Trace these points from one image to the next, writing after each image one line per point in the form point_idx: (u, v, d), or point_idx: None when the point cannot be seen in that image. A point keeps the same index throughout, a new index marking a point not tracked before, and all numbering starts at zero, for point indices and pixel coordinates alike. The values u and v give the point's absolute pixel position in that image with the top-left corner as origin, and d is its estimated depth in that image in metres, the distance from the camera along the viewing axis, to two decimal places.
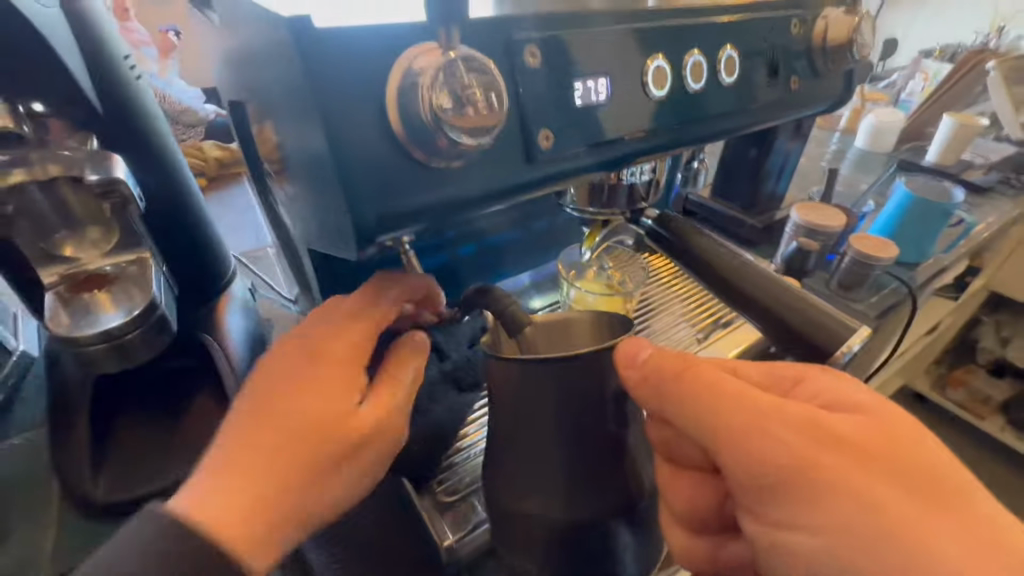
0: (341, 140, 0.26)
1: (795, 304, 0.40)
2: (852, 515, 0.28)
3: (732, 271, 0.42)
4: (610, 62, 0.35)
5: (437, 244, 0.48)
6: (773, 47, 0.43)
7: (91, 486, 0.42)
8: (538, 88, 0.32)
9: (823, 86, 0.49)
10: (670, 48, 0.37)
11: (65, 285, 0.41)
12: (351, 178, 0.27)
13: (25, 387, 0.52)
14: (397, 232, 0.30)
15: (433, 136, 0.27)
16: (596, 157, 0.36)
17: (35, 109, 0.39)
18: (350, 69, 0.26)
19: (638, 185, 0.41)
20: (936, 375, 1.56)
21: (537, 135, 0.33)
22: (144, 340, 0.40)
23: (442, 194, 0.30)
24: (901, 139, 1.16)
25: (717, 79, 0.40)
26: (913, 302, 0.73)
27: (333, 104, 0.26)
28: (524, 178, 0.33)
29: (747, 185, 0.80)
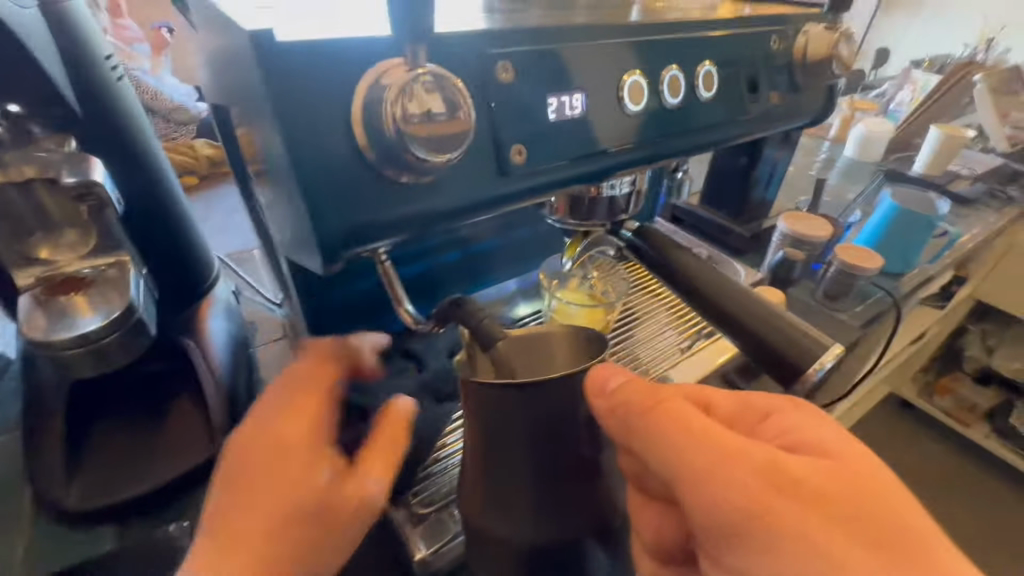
0: (307, 157, 0.26)
1: (766, 319, 0.39)
2: (808, 563, 0.27)
3: (706, 286, 0.41)
4: (588, 77, 0.35)
5: (419, 252, 0.48)
6: (754, 62, 0.43)
7: (63, 493, 0.42)
8: (513, 102, 0.32)
9: (806, 100, 0.49)
10: (649, 63, 0.37)
11: (42, 288, 0.41)
12: (316, 196, 0.27)
13: (1, 389, 0.51)
14: (366, 245, 0.30)
15: (400, 156, 0.27)
16: (571, 172, 0.36)
17: (13, 110, 0.38)
18: (317, 84, 0.26)
19: (619, 197, 0.41)
20: (922, 383, 1.58)
21: (509, 150, 0.32)
22: (122, 344, 0.40)
23: (410, 210, 0.30)
24: (890, 149, 1.18)
25: (696, 95, 0.40)
26: (898, 312, 0.74)
27: (298, 117, 0.26)
28: (497, 192, 0.33)
29: (735, 193, 0.80)
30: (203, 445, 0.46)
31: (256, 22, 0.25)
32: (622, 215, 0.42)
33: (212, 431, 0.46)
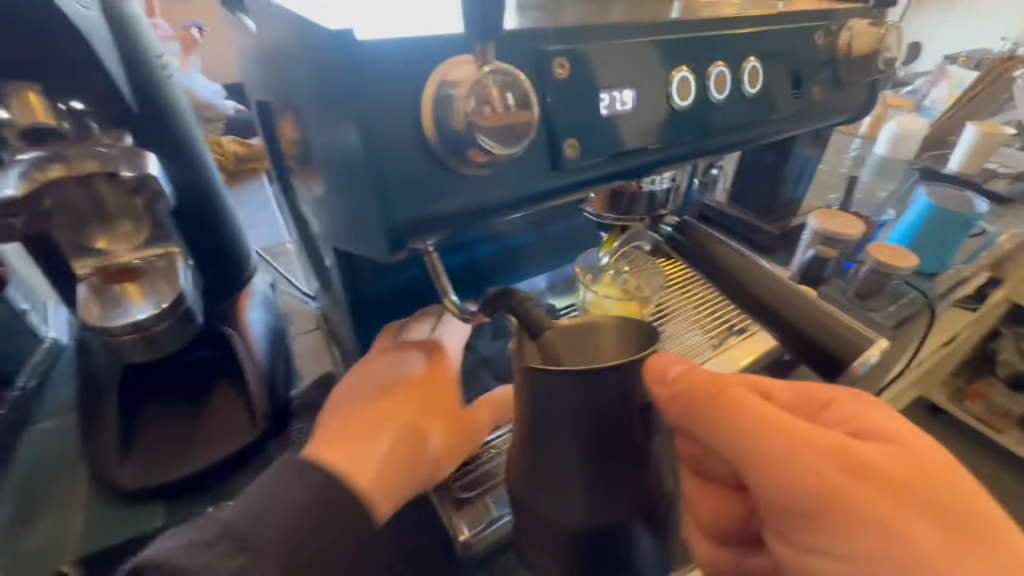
0: (379, 149, 0.27)
1: (811, 311, 0.40)
2: (883, 544, 0.28)
3: (751, 278, 0.42)
4: (637, 73, 0.35)
5: (461, 245, 0.48)
6: (797, 57, 0.43)
7: (118, 472, 0.44)
8: (567, 99, 0.33)
9: (847, 96, 0.49)
10: (694, 60, 0.38)
11: (97, 277, 0.43)
12: (385, 187, 0.28)
13: (55, 374, 0.54)
14: (425, 237, 0.31)
15: (467, 150, 0.28)
16: (618, 167, 0.37)
17: (75, 107, 0.40)
18: (388, 79, 0.27)
19: (659, 192, 0.41)
20: (952, 388, 1.54)
21: (563, 145, 0.33)
22: (172, 331, 0.42)
23: (470, 202, 0.31)
24: (923, 147, 1.15)
25: (740, 91, 0.41)
26: (932, 313, 0.72)
27: (369, 113, 0.27)
28: (548, 186, 0.34)
29: (764, 190, 0.79)
30: (246, 429, 0.48)
31: (324, 22, 0.27)
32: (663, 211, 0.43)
33: (254, 415, 0.48)
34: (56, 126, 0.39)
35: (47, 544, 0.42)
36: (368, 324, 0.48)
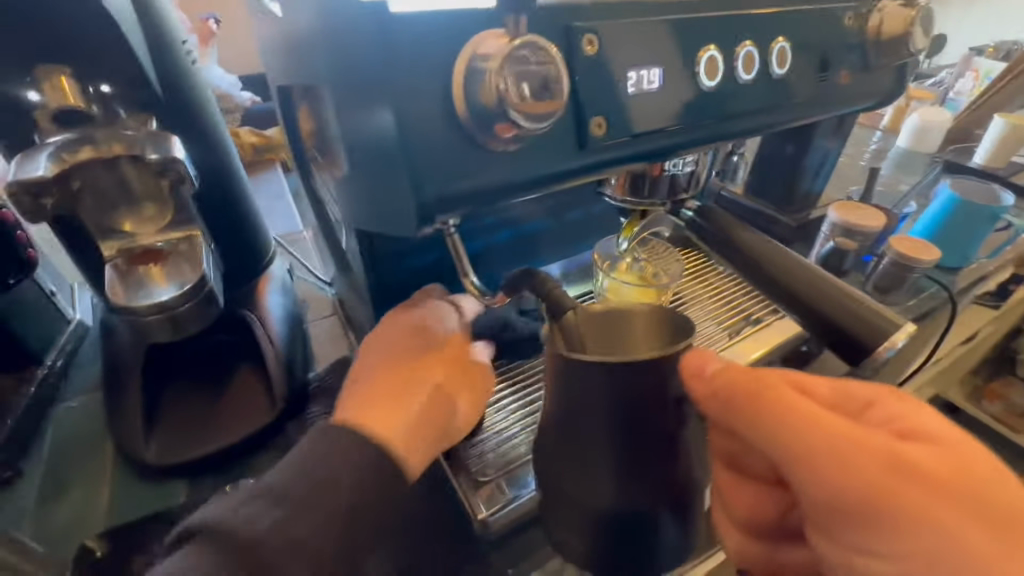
0: (409, 127, 0.28)
1: (844, 299, 0.43)
2: (933, 544, 0.28)
3: (772, 264, 0.47)
4: (663, 52, 0.35)
5: (473, 230, 0.48)
6: (826, 40, 0.43)
7: (143, 447, 0.45)
8: (593, 77, 0.33)
9: (874, 81, 0.48)
10: (724, 39, 0.37)
11: (123, 258, 0.43)
12: (411, 162, 0.28)
13: (80, 354, 0.55)
14: (449, 213, 0.31)
15: (495, 125, 0.29)
16: (642, 148, 0.37)
17: (103, 91, 0.40)
18: (418, 55, 0.27)
19: (680, 177, 0.42)
20: (970, 387, 1.52)
21: (589, 123, 0.33)
22: (195, 312, 0.43)
23: (497, 179, 0.32)
24: (946, 140, 1.13)
25: (769, 71, 0.40)
26: (954, 308, 0.71)
27: (400, 88, 0.27)
28: (572, 165, 0.34)
29: (782, 182, 0.79)
30: (266, 409, 0.49)
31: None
32: (682, 194, 0.43)
33: (273, 396, 0.49)
34: (85, 108, 0.39)
35: (78, 514, 0.43)
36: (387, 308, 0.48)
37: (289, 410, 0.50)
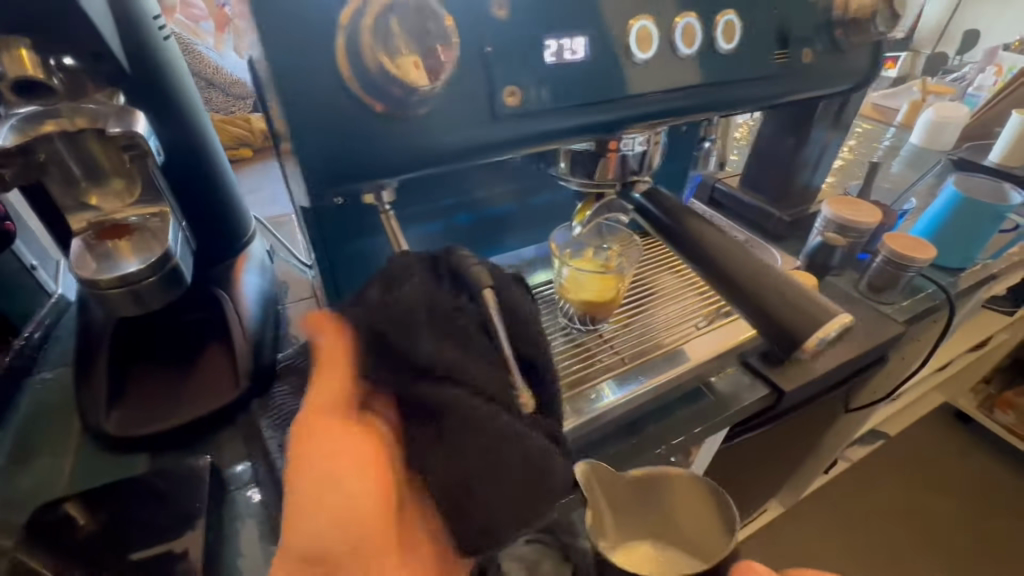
0: (301, 94, 0.29)
1: (784, 292, 0.36)
2: None
3: (732, 265, 0.38)
4: (586, 19, 0.34)
5: (430, 211, 0.46)
6: (786, 16, 0.40)
7: (104, 418, 0.45)
8: (508, 45, 0.32)
9: (845, 62, 0.45)
10: (662, 10, 0.35)
11: (92, 233, 0.44)
12: (304, 126, 0.29)
13: (59, 328, 0.56)
14: (344, 180, 0.32)
15: (389, 89, 0.29)
16: (575, 120, 0.36)
17: (65, 63, 0.40)
18: (312, 18, 0.27)
19: (630, 158, 0.40)
20: (982, 396, 1.47)
21: (501, 91, 0.33)
22: (159, 288, 0.43)
23: (403, 144, 0.32)
24: (961, 137, 1.09)
25: (714, 48, 0.38)
26: (952, 309, 0.69)
27: (287, 45, 0.27)
28: (489, 137, 0.34)
29: (779, 176, 0.76)
30: (229, 387, 0.48)
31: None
32: (633, 175, 0.42)
33: (237, 375, 0.49)
34: (46, 80, 0.39)
35: (40, 484, 0.44)
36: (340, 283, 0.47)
37: (254, 392, 0.49)
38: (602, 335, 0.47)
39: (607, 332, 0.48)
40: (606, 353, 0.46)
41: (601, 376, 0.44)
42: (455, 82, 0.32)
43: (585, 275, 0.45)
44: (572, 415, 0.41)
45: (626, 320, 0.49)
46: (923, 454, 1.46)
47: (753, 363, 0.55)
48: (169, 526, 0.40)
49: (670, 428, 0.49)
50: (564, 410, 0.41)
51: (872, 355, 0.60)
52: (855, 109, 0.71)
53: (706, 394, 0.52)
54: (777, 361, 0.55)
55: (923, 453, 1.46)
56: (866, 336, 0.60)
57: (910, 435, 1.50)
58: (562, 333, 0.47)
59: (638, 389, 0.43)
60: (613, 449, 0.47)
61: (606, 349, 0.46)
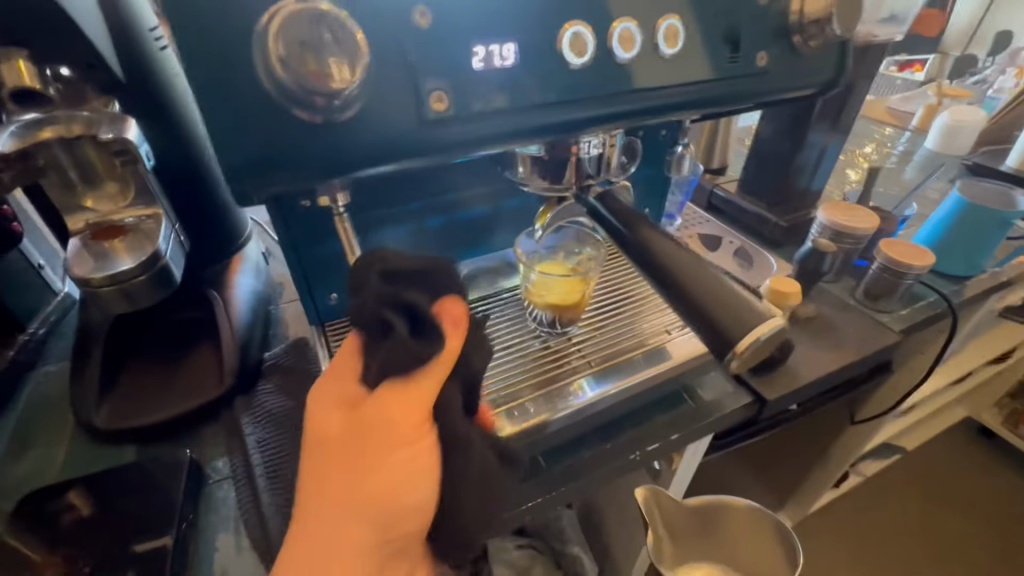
0: (222, 98, 0.27)
1: (718, 291, 0.32)
2: None
3: (676, 268, 0.34)
4: (518, 21, 0.31)
5: (400, 215, 0.46)
6: (740, 17, 0.38)
7: (93, 412, 0.47)
8: (432, 51, 0.30)
9: (804, 68, 0.42)
10: (596, 14, 0.33)
11: (90, 233, 0.45)
12: (221, 134, 0.28)
13: (64, 325, 0.59)
14: (268, 181, 0.30)
15: (311, 99, 0.27)
16: (516, 126, 0.34)
17: (62, 74, 0.42)
18: (228, 21, 0.26)
19: (586, 161, 0.38)
20: (1007, 410, 1.41)
21: (427, 95, 0.31)
22: (149, 287, 0.44)
23: (324, 147, 0.30)
24: (979, 141, 1.05)
25: (655, 50, 0.36)
26: (954, 318, 0.66)
27: (201, 48, 0.26)
28: (417, 142, 0.32)
29: (776, 181, 0.75)
30: (215, 385, 0.50)
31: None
32: (591, 179, 0.40)
33: (222, 372, 0.51)
34: (42, 89, 0.40)
35: (33, 472, 0.46)
36: (312, 290, 0.45)
37: (239, 387, 0.51)
38: (570, 338, 0.47)
39: (577, 335, 0.48)
40: (577, 355, 0.46)
41: (574, 374, 0.44)
42: (376, 85, 0.29)
43: (551, 279, 0.45)
44: (544, 409, 0.42)
45: (600, 323, 0.49)
46: (942, 469, 1.41)
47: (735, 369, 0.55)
48: (149, 522, 0.41)
49: (647, 433, 0.49)
50: (538, 405, 0.42)
51: (865, 365, 0.58)
52: (854, 111, 0.69)
53: (685, 400, 0.52)
54: (763, 369, 0.54)
55: (942, 470, 1.40)
56: (859, 346, 0.58)
57: (928, 450, 1.45)
58: (531, 336, 0.48)
59: (613, 386, 0.44)
60: (588, 453, 0.47)
61: (574, 352, 0.46)
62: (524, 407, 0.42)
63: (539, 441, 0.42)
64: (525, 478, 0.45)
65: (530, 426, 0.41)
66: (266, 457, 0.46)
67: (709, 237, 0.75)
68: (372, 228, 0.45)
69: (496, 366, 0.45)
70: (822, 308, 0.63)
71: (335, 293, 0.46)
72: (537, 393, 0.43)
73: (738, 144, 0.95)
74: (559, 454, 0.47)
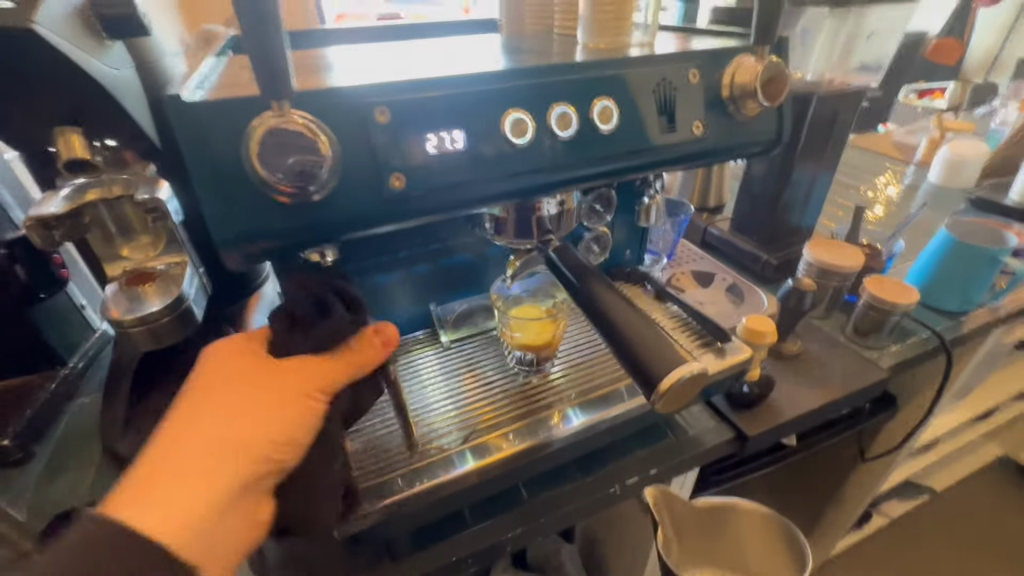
0: (214, 188, 0.32)
1: (648, 338, 0.36)
2: None
3: (616, 313, 0.38)
4: (463, 111, 0.36)
5: (392, 262, 0.50)
6: (672, 92, 0.42)
7: (119, 441, 0.52)
8: (391, 140, 0.35)
9: (751, 128, 0.47)
10: (537, 102, 0.38)
11: (125, 278, 0.45)
12: (212, 216, 0.33)
13: (99, 361, 0.65)
14: (253, 250, 0.35)
15: (288, 186, 0.33)
16: (475, 196, 0.38)
17: (108, 143, 0.45)
18: (219, 128, 0.31)
19: (546, 217, 0.42)
20: None
21: (386, 176, 0.35)
22: (173, 327, 0.44)
23: (300, 222, 0.35)
24: (982, 174, 1.06)
25: (594, 128, 0.40)
26: (948, 355, 0.66)
27: (197, 150, 0.31)
28: (385, 212, 0.37)
29: (766, 219, 0.77)
30: None
31: (183, 90, 0.32)
32: (551, 234, 0.43)
33: None
34: (90, 159, 0.43)
35: (62, 496, 0.51)
36: None
37: None
38: (548, 375, 0.51)
39: (554, 372, 0.51)
40: (553, 392, 0.49)
41: (554, 406, 0.48)
42: (345, 166, 0.34)
43: (525, 320, 0.49)
44: (527, 438, 0.45)
45: (576, 361, 0.52)
46: (978, 510, 1.34)
47: (718, 406, 0.56)
48: None
49: (628, 468, 0.51)
50: (517, 435, 0.45)
51: (852, 402, 0.59)
52: (838, 150, 0.72)
53: (668, 433, 0.54)
54: (744, 406, 0.56)
55: (981, 513, 1.33)
56: (846, 381, 0.59)
57: (961, 491, 1.38)
58: (510, 375, 0.51)
59: (596, 416, 0.47)
60: (568, 486, 0.49)
61: (548, 391, 0.49)
62: (505, 438, 0.45)
63: (521, 472, 0.45)
64: (506, 508, 0.48)
65: (515, 453, 0.44)
66: None
67: (702, 274, 0.76)
68: (366, 274, 0.50)
69: (479, 403, 0.48)
70: (809, 345, 0.64)
71: None
72: (519, 425, 0.46)
73: (733, 182, 0.98)
74: (541, 485, 0.49)
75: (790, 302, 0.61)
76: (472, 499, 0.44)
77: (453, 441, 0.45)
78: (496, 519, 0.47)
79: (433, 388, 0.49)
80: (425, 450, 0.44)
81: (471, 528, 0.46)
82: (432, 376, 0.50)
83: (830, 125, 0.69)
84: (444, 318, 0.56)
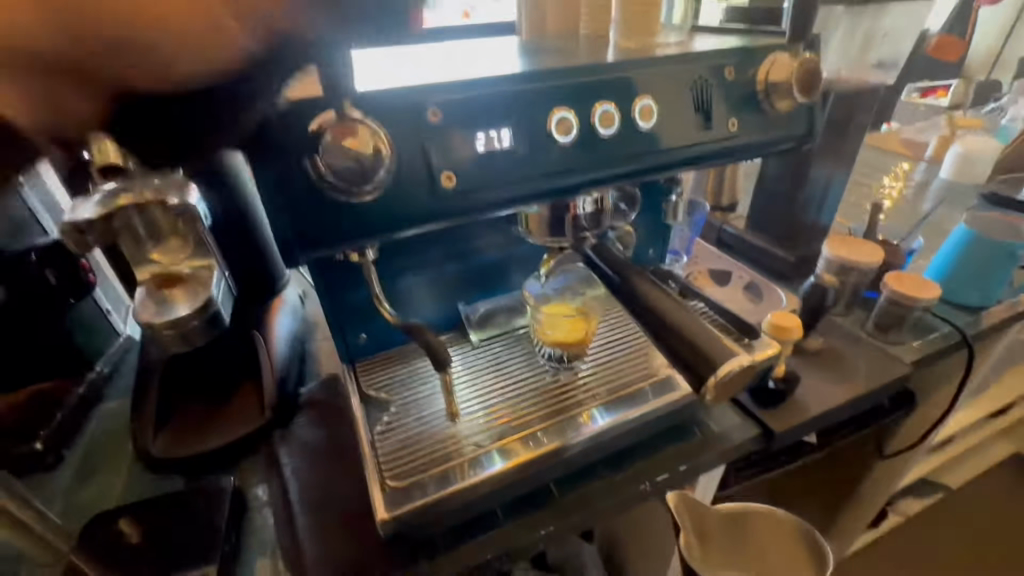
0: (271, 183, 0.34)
1: (696, 331, 0.38)
2: None
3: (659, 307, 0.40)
4: (509, 110, 0.38)
5: (422, 262, 0.51)
6: (706, 90, 0.43)
7: (151, 442, 0.52)
8: (441, 138, 0.36)
9: (782, 125, 0.47)
10: (580, 101, 0.39)
11: (152, 283, 0.43)
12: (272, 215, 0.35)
13: (123, 366, 0.65)
14: (307, 250, 0.36)
15: (343, 185, 0.34)
16: (523, 193, 0.39)
17: None
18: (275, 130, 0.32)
19: (582, 215, 0.43)
20: None
21: (437, 175, 0.37)
22: (202, 332, 0.42)
23: (353, 221, 0.36)
24: (995, 171, 1.06)
25: (633, 126, 0.41)
26: (971, 350, 0.67)
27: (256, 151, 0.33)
28: (433, 211, 0.38)
29: (783, 217, 0.77)
30: (256, 416, 0.55)
31: None
32: (586, 232, 0.44)
33: (263, 406, 0.55)
34: None
35: (95, 497, 0.52)
36: (344, 332, 0.50)
37: (277, 420, 0.55)
38: (578, 373, 0.51)
39: (583, 370, 0.51)
40: (583, 390, 0.49)
41: (584, 405, 0.48)
42: (399, 166, 0.36)
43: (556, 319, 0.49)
44: (556, 437, 0.45)
45: (605, 359, 0.52)
46: (996, 508, 1.33)
47: (744, 403, 0.57)
48: (192, 543, 0.45)
49: (656, 464, 0.51)
50: (549, 433, 0.46)
51: (877, 397, 0.59)
52: (854, 149, 0.72)
53: (695, 430, 0.54)
54: (770, 403, 0.56)
55: (999, 510, 1.32)
56: (870, 377, 0.59)
57: (978, 488, 1.38)
58: (540, 374, 0.51)
59: (623, 415, 0.47)
60: (597, 483, 0.50)
61: (579, 389, 0.49)
62: (537, 437, 0.45)
63: (549, 470, 0.45)
64: (538, 506, 0.48)
65: (545, 452, 0.44)
66: (298, 484, 0.51)
67: (720, 272, 0.76)
68: (398, 274, 0.50)
69: (514, 400, 0.49)
70: (832, 341, 0.65)
71: (364, 332, 0.51)
72: (551, 424, 0.46)
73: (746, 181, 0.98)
74: (571, 482, 0.50)
75: (812, 299, 0.61)
76: (505, 495, 0.44)
77: (486, 438, 0.45)
78: (528, 517, 0.47)
79: (465, 386, 0.50)
80: (461, 449, 0.44)
81: (503, 525, 0.46)
82: (462, 375, 0.51)
83: (846, 124, 0.69)
84: (470, 317, 0.55)
